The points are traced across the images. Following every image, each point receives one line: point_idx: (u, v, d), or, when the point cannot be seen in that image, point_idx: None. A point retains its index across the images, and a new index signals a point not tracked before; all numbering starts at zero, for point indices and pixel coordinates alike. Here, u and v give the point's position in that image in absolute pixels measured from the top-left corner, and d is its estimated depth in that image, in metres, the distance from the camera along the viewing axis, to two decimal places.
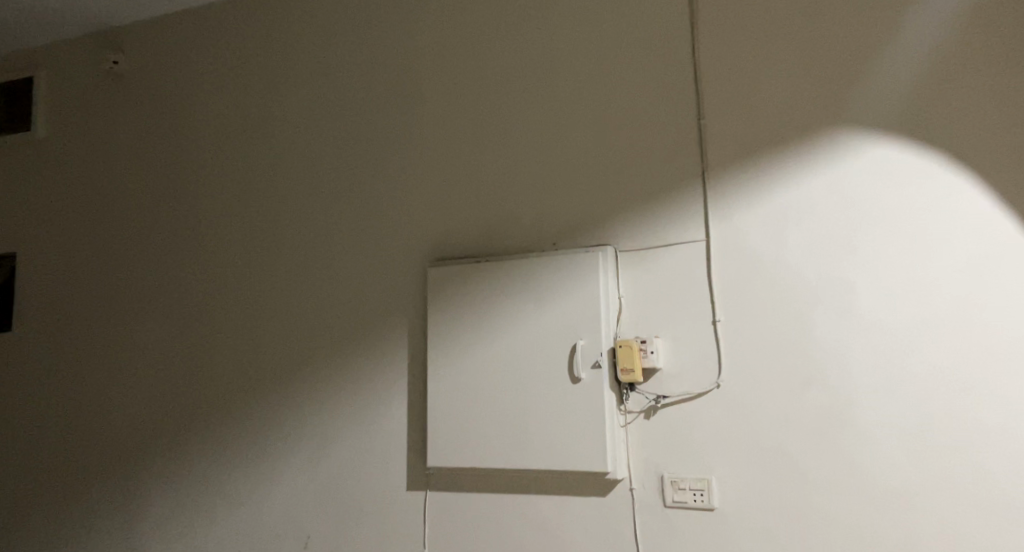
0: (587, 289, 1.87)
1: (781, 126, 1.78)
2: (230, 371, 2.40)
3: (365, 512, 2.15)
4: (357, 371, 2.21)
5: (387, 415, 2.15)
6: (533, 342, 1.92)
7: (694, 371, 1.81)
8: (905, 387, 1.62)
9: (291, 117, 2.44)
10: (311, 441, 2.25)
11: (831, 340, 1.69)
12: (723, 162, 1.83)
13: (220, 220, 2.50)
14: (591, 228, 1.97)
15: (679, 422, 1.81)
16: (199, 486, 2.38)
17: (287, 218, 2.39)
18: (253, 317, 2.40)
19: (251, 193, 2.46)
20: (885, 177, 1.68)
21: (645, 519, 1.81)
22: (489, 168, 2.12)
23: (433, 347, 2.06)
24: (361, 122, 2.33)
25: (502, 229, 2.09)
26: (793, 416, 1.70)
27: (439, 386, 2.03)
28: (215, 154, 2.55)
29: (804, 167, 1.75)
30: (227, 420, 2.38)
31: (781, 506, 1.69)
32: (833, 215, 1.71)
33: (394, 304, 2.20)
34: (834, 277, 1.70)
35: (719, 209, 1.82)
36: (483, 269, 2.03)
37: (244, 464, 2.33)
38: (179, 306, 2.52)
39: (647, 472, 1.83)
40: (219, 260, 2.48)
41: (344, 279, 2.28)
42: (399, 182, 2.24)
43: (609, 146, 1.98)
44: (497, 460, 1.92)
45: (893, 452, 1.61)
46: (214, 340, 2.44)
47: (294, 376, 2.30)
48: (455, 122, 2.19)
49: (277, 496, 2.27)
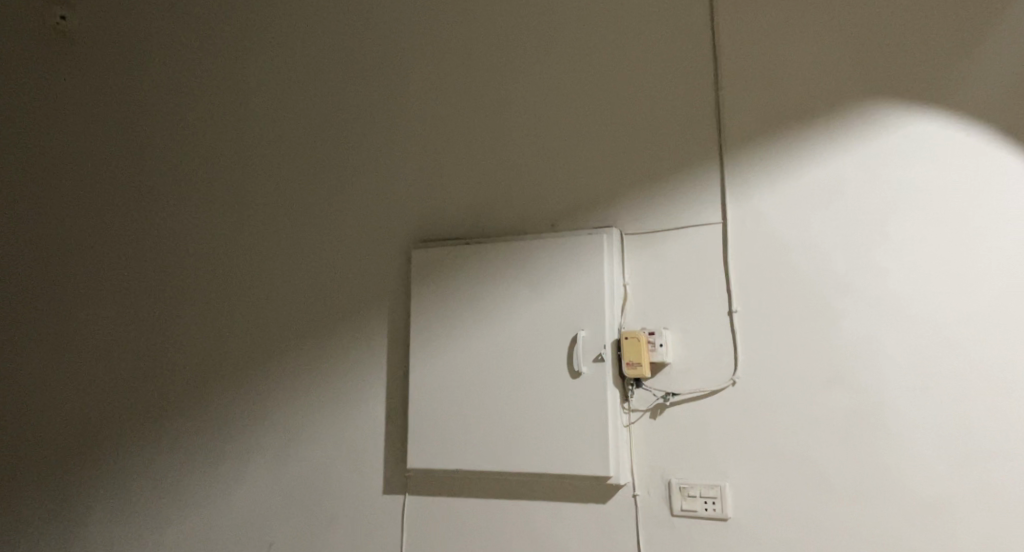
0: (591, 273, 1.70)
1: (808, 99, 1.63)
2: (189, 361, 2.17)
3: (334, 518, 1.94)
4: (332, 362, 2.00)
5: (363, 412, 1.95)
6: (529, 331, 1.74)
7: (705, 367, 1.64)
8: (943, 386, 1.47)
9: (261, 83, 2.22)
10: (278, 438, 2.03)
11: (860, 333, 1.53)
12: (743, 139, 1.67)
13: (181, 193, 2.27)
14: (595, 209, 1.80)
15: (689, 423, 1.64)
16: (149, 483, 2.15)
17: (255, 194, 2.17)
18: (217, 301, 2.17)
19: (214, 169, 2.24)
20: (924, 156, 1.53)
21: (649, 529, 1.64)
22: (481, 142, 1.94)
23: (416, 337, 1.86)
24: (341, 88, 2.12)
25: (497, 208, 1.90)
26: (818, 416, 1.54)
27: (421, 379, 1.84)
28: (176, 124, 2.31)
29: (833, 144, 1.59)
30: (185, 412, 2.15)
31: (802, 515, 1.53)
32: (866, 196, 1.56)
33: (374, 288, 2.00)
34: (866, 265, 1.54)
35: (737, 189, 1.66)
36: (474, 252, 1.84)
37: (200, 465, 2.11)
38: (131, 291, 2.28)
39: (653, 477, 1.66)
40: (181, 238, 2.25)
41: (319, 259, 2.07)
42: (381, 156, 2.04)
43: (617, 121, 1.81)
44: (486, 462, 1.73)
45: (930, 457, 1.46)
46: (173, 325, 2.21)
47: (259, 367, 2.09)
48: (444, 91, 2.00)
49: (236, 502, 2.06)
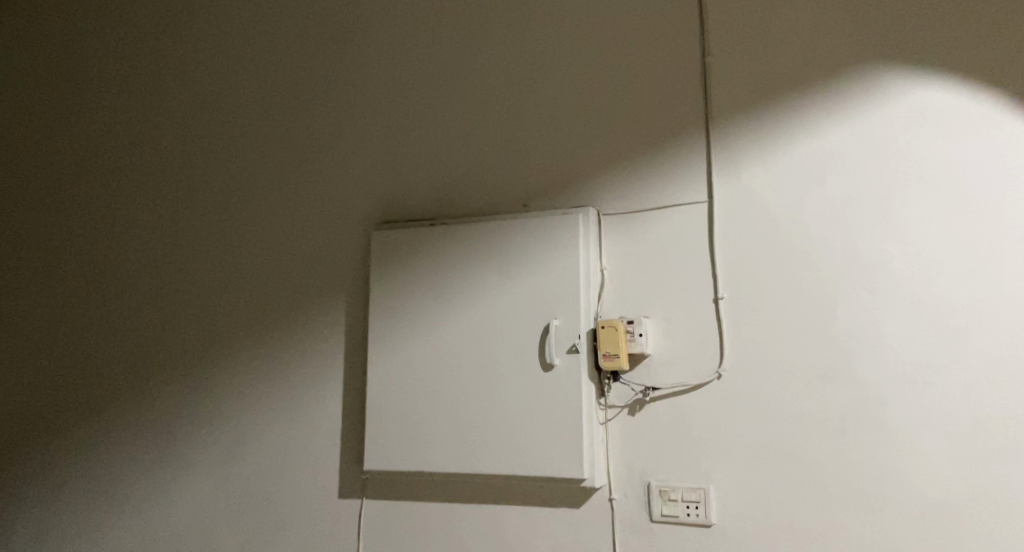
0: (566, 257, 1.55)
1: (803, 65, 1.49)
2: (130, 350, 2.00)
3: (285, 525, 1.78)
4: (284, 354, 1.84)
5: (317, 409, 1.79)
6: (498, 320, 1.59)
7: (689, 359, 1.50)
8: (949, 378, 1.34)
9: (214, 55, 2.06)
10: (225, 435, 1.87)
11: (859, 322, 1.40)
12: (732, 110, 1.53)
13: (126, 170, 2.11)
14: (571, 187, 1.65)
15: (670, 420, 1.50)
16: (84, 481, 1.98)
17: (205, 174, 2.01)
18: (161, 286, 2.00)
19: (163, 148, 2.08)
20: (930, 127, 1.40)
21: (625, 537, 1.50)
22: (450, 116, 1.78)
23: (374, 326, 1.71)
24: (300, 57, 1.96)
25: (465, 187, 1.75)
26: (812, 412, 1.41)
27: (379, 372, 1.68)
28: (122, 99, 2.15)
29: (830, 114, 1.46)
30: (125, 405, 1.98)
31: (791, 518, 1.39)
32: (866, 171, 1.42)
33: (331, 272, 1.84)
34: (867, 248, 1.41)
35: (725, 165, 1.52)
36: (439, 233, 1.69)
37: (141, 467, 1.94)
38: (70, 279, 2.11)
39: (631, 480, 1.52)
40: (124, 218, 2.08)
41: (272, 242, 1.91)
42: (341, 131, 1.89)
43: (595, 91, 1.66)
44: (449, 462, 1.58)
45: (930, 455, 1.33)
46: (114, 311, 2.04)
47: (206, 358, 1.92)
48: (411, 60, 1.85)
49: (181, 508, 1.89)
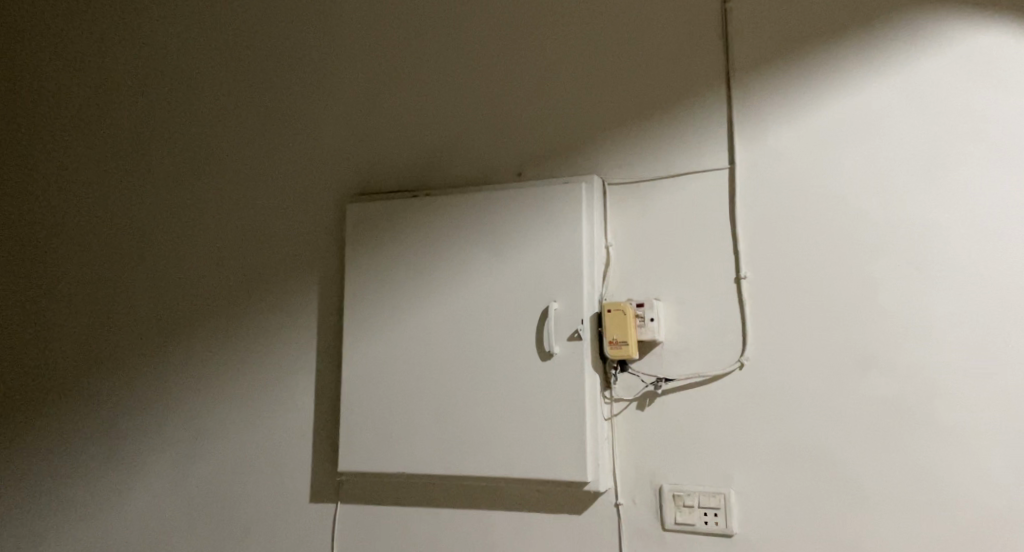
0: (567, 231, 1.37)
1: (839, 11, 1.31)
2: (78, 335, 1.81)
3: (249, 531, 1.60)
4: (251, 341, 1.65)
5: (286, 402, 1.60)
6: (490, 302, 1.40)
7: (707, 347, 1.33)
8: (1011, 367, 1.16)
9: (173, 8, 1.85)
10: (184, 431, 1.68)
11: (904, 303, 1.23)
12: (758, 62, 1.35)
13: (75, 135, 1.90)
14: (573, 152, 1.46)
15: (685, 415, 1.33)
16: (27, 480, 1.79)
17: (163, 142, 1.81)
18: (113, 264, 1.80)
19: (117, 110, 1.87)
20: (990, 79, 1.22)
21: (634, 547, 1.33)
22: (436, 73, 1.59)
23: (350, 309, 1.52)
24: (271, 9, 1.76)
25: (453, 153, 1.55)
26: (849, 406, 1.23)
27: (354, 361, 1.49)
28: (69, 57, 1.93)
29: (870, 67, 1.28)
30: (73, 396, 1.78)
31: (824, 527, 1.22)
32: (913, 130, 1.25)
33: (303, 249, 1.64)
34: (914, 218, 1.23)
35: (749, 126, 1.34)
36: (423, 205, 1.50)
37: (90, 466, 1.74)
38: (10, 255, 1.90)
39: (640, 483, 1.34)
40: (72, 189, 1.87)
41: (237, 215, 1.71)
42: (314, 92, 1.69)
43: (601, 42, 1.47)
44: (434, 463, 1.40)
45: (987, 457, 1.16)
46: (61, 292, 1.84)
47: (163, 345, 1.73)
48: (393, 12, 1.65)
49: (135, 512, 1.69)
